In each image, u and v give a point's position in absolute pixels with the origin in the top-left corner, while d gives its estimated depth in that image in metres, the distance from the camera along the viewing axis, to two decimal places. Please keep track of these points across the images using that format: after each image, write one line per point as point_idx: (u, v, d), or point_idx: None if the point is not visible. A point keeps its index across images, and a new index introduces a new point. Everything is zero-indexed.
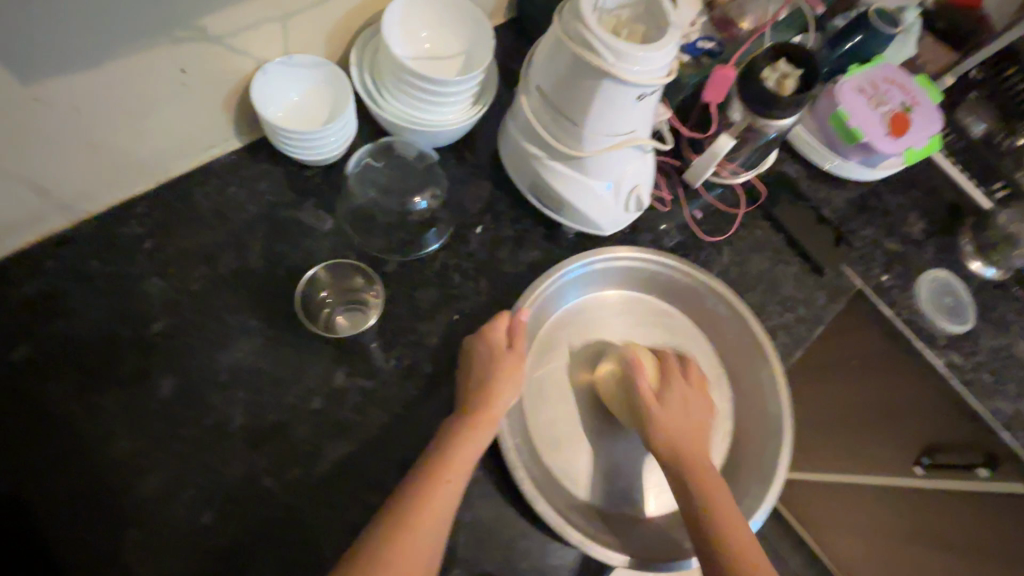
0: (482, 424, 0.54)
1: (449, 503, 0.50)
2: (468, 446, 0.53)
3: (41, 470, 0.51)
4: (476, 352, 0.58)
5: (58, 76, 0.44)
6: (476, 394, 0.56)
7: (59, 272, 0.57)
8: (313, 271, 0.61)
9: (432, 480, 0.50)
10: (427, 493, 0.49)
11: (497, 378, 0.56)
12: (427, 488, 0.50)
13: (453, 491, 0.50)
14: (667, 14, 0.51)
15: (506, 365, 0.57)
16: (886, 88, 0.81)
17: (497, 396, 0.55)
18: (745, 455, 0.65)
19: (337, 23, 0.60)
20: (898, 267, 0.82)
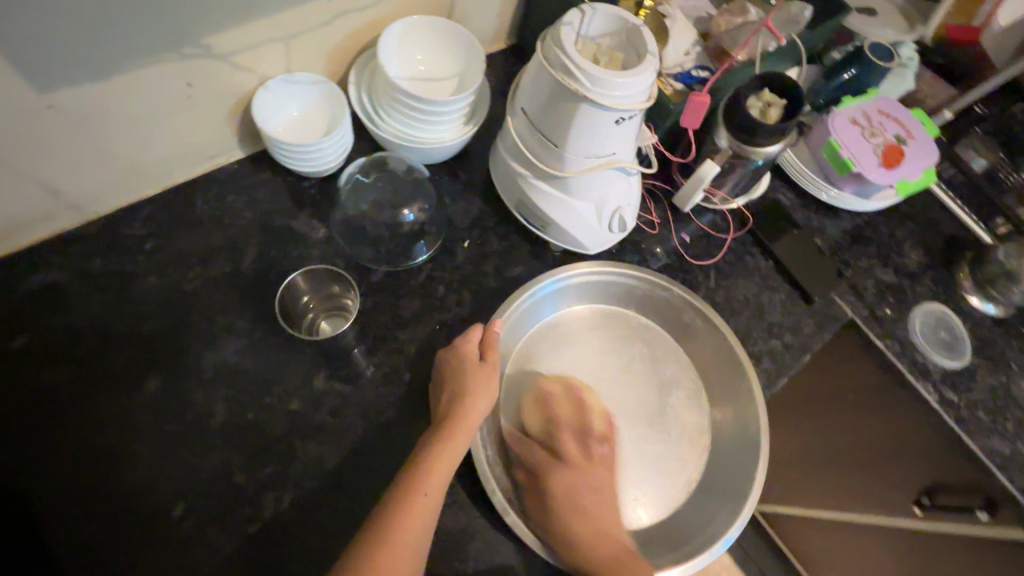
0: (455, 435, 0.55)
1: (426, 514, 0.51)
2: (441, 456, 0.53)
3: (28, 454, 0.54)
4: (449, 362, 0.59)
5: (72, 86, 0.48)
6: (448, 406, 0.56)
7: (63, 266, 0.60)
8: (292, 277, 0.63)
9: (407, 493, 0.51)
10: (402, 506, 0.50)
11: (468, 388, 0.57)
12: (401, 502, 0.50)
13: (429, 502, 0.51)
14: (647, 43, 0.53)
15: (475, 377, 0.58)
16: (880, 120, 0.81)
17: (468, 406, 0.56)
18: (725, 472, 0.64)
19: (339, 44, 0.64)
20: (892, 298, 0.81)
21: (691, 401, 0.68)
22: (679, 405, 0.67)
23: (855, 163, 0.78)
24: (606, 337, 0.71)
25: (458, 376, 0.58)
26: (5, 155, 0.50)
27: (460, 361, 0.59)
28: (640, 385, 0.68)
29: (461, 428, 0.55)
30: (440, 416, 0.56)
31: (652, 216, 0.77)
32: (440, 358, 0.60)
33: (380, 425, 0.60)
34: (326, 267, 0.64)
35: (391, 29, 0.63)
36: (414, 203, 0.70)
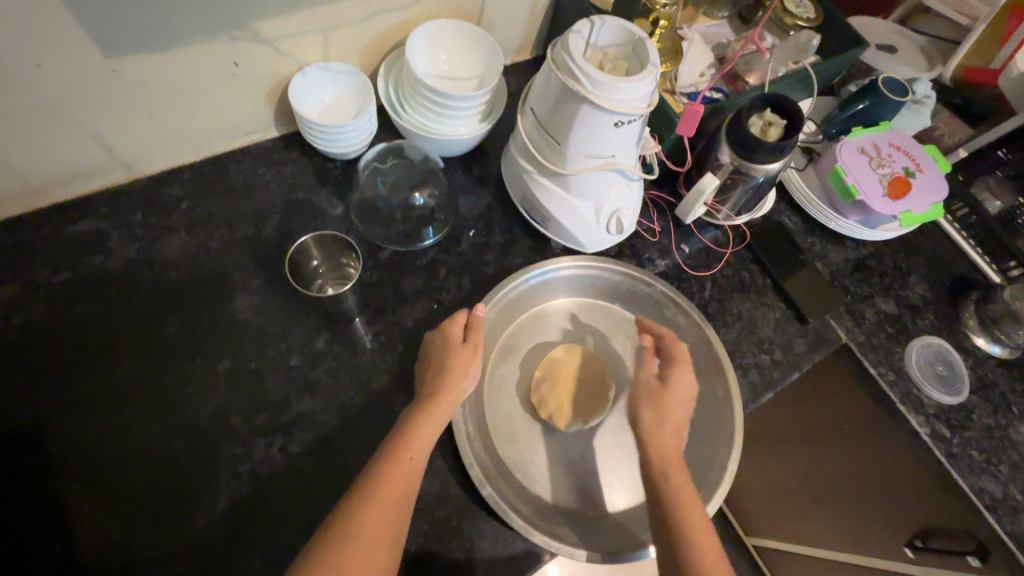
0: (440, 409, 0.57)
1: (411, 479, 0.53)
2: (428, 427, 0.56)
3: (57, 377, 0.60)
4: (435, 338, 0.63)
5: (133, 54, 0.55)
6: (432, 382, 0.59)
7: (108, 216, 0.67)
8: (303, 239, 0.69)
9: (394, 460, 0.52)
10: (390, 470, 0.52)
11: (453, 365, 0.60)
12: (388, 467, 0.52)
13: (415, 470, 0.53)
14: (650, 54, 0.57)
15: (461, 356, 0.61)
16: (889, 152, 0.82)
17: (451, 382, 0.59)
18: (700, 465, 0.66)
19: (373, 41, 0.70)
20: (890, 328, 0.81)
21: None
22: None
23: (860, 191, 0.79)
24: (589, 329, 0.74)
25: (445, 354, 0.61)
26: (69, 109, 0.57)
27: (444, 339, 0.62)
28: (620, 377, 0.72)
29: (448, 403, 0.58)
30: (425, 392, 0.58)
31: (654, 225, 0.80)
32: (427, 337, 0.64)
33: (371, 390, 0.64)
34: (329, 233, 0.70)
35: (419, 30, 0.69)
36: (426, 190, 0.75)
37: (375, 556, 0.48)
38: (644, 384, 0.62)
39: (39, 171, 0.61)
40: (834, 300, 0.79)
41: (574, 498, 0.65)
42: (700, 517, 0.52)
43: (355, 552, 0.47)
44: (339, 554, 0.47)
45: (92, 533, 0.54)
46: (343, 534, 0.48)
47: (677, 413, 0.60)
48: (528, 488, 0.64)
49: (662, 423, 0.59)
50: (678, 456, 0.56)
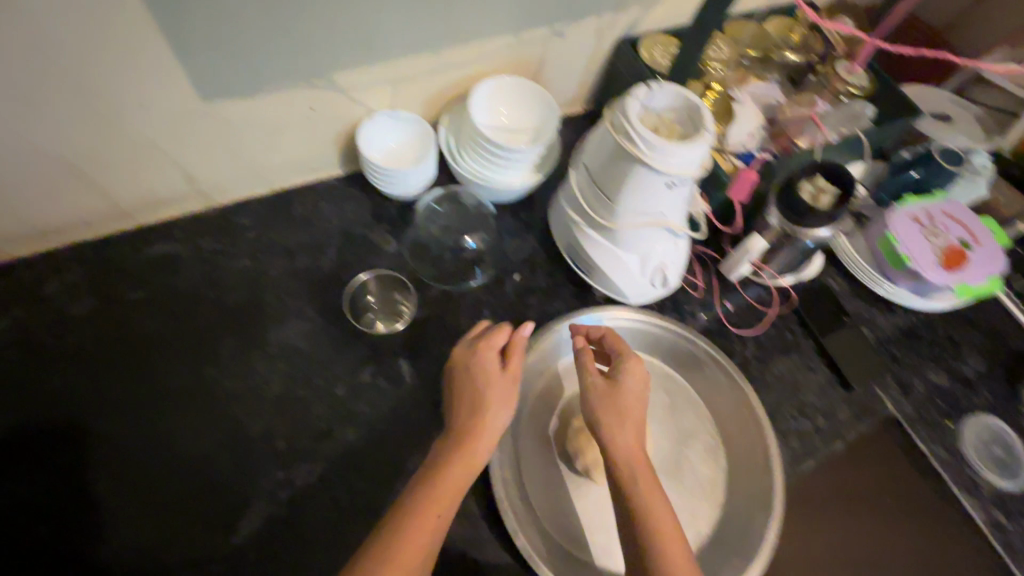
0: (475, 449, 0.56)
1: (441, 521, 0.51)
2: (462, 466, 0.55)
3: (122, 389, 0.64)
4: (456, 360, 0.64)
5: (225, 98, 0.60)
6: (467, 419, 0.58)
7: (181, 241, 0.72)
8: (363, 275, 0.73)
9: (423, 503, 0.52)
10: (421, 513, 0.51)
11: (485, 403, 0.59)
12: (421, 511, 0.51)
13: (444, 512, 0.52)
14: (705, 122, 0.59)
15: (493, 389, 0.60)
16: (943, 221, 0.80)
17: (486, 420, 0.58)
18: (734, 530, 0.65)
19: (438, 92, 0.74)
20: (942, 403, 0.78)
21: (708, 456, 0.69)
22: (695, 457, 0.69)
23: (912, 259, 0.78)
24: None
25: (479, 386, 0.61)
26: (163, 144, 0.62)
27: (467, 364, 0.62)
28: (659, 434, 0.69)
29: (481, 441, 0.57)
30: (460, 430, 0.58)
31: (697, 279, 0.80)
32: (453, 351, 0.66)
33: (409, 425, 0.65)
34: (387, 269, 0.74)
35: (483, 84, 0.73)
36: (476, 234, 0.79)
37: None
38: (599, 385, 0.59)
39: (129, 198, 0.67)
40: (881, 369, 0.77)
41: (604, 553, 0.64)
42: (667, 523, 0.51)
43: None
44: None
45: (142, 544, 0.58)
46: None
47: (622, 441, 0.55)
48: (558, 538, 0.63)
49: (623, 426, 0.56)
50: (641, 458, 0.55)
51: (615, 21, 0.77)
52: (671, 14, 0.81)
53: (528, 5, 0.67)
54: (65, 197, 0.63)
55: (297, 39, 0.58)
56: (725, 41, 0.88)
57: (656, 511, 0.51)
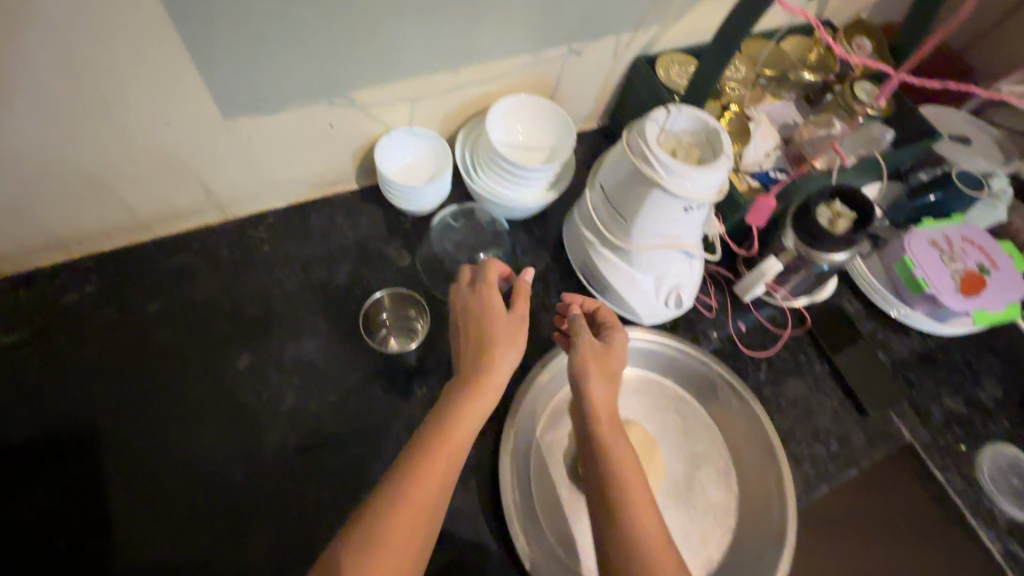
0: (480, 393, 0.55)
1: (447, 474, 0.51)
2: (468, 414, 0.54)
3: (137, 400, 0.65)
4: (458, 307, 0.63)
5: (245, 115, 0.61)
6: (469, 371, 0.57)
7: (198, 253, 0.72)
8: (379, 293, 0.73)
9: (436, 440, 0.51)
10: (434, 454, 0.51)
11: (487, 355, 0.57)
12: (436, 452, 0.51)
13: (449, 463, 0.51)
14: (723, 146, 0.59)
15: (493, 340, 0.59)
16: (962, 246, 0.79)
17: (487, 372, 0.56)
18: (745, 557, 0.64)
19: (454, 109, 0.75)
20: (957, 430, 0.77)
21: (720, 480, 0.68)
22: (708, 481, 0.68)
23: (930, 284, 0.77)
24: (642, 404, 0.72)
25: (477, 337, 0.59)
26: (183, 159, 0.63)
27: (465, 313, 0.62)
28: (670, 457, 0.69)
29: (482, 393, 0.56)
30: (464, 382, 0.57)
31: (710, 300, 0.80)
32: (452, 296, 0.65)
33: None
34: (402, 287, 0.74)
35: (500, 103, 0.74)
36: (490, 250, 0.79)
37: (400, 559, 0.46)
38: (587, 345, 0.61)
39: (149, 210, 0.68)
40: (896, 394, 0.76)
41: None
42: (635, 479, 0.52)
43: (382, 550, 0.46)
44: (368, 551, 0.45)
45: (153, 557, 0.58)
46: (370, 530, 0.46)
47: (603, 405, 0.57)
48: (568, 561, 0.63)
49: (604, 387, 0.58)
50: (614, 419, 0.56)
51: (633, 41, 0.77)
52: (688, 33, 0.81)
53: (547, 25, 0.68)
54: (86, 208, 0.64)
55: (318, 58, 0.58)
56: (743, 60, 0.88)
57: (624, 463, 0.53)
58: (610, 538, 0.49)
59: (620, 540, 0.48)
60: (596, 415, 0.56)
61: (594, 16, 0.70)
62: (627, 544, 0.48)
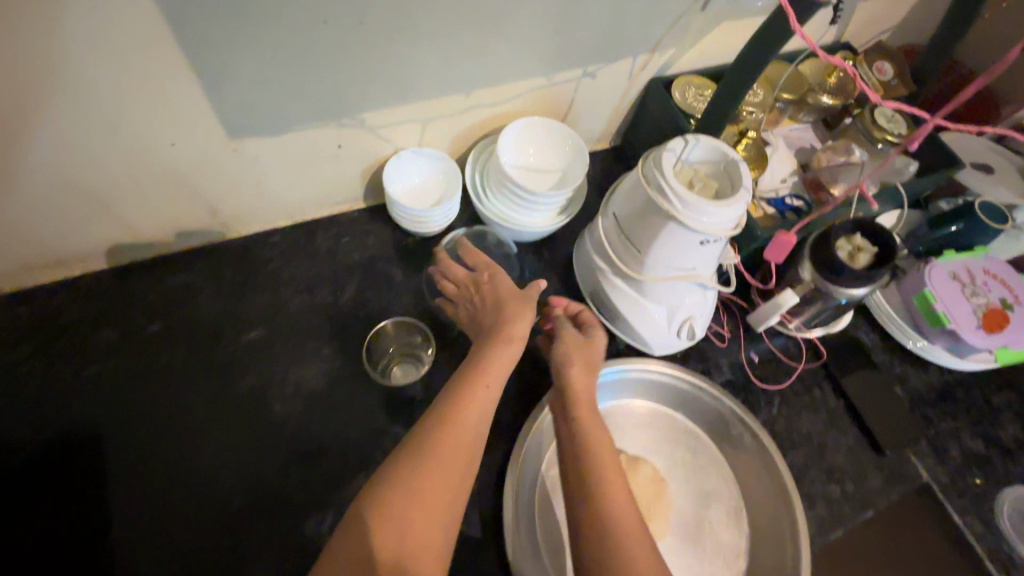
0: (504, 346, 0.59)
1: (483, 408, 0.54)
2: (495, 365, 0.57)
3: (136, 423, 0.63)
4: (453, 291, 0.68)
5: (252, 136, 0.60)
6: (493, 326, 0.62)
7: (202, 272, 0.71)
8: (379, 328, 0.71)
9: (467, 386, 0.55)
10: (467, 395, 0.54)
11: (507, 309, 0.62)
12: (468, 396, 0.54)
13: (486, 397, 0.55)
14: (742, 178, 0.57)
15: (510, 300, 0.64)
16: (984, 280, 0.77)
17: (511, 323, 0.61)
18: None
19: (465, 130, 0.73)
20: (977, 471, 0.74)
21: (731, 518, 0.66)
22: (718, 520, 0.66)
23: (951, 319, 0.74)
24: (652, 438, 0.71)
25: (494, 300, 0.64)
26: (188, 179, 0.62)
27: (472, 286, 0.67)
28: (680, 495, 0.67)
29: (513, 341, 0.60)
30: (489, 334, 0.61)
31: (723, 329, 0.78)
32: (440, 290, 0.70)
33: None
34: (399, 320, 0.72)
35: (512, 125, 0.72)
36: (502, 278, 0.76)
37: (448, 475, 0.49)
38: (572, 338, 0.65)
39: (152, 228, 0.66)
40: (914, 432, 0.74)
41: None
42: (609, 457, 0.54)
43: (430, 465, 0.48)
44: (416, 467, 0.48)
45: None
46: (414, 451, 0.49)
47: (583, 388, 0.60)
48: None
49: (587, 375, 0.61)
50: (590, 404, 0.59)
51: (649, 63, 0.75)
52: (705, 56, 0.79)
53: (562, 47, 0.66)
54: (89, 225, 0.63)
55: (328, 80, 0.57)
56: (761, 83, 0.84)
57: (599, 440, 0.55)
58: (581, 512, 0.50)
59: (588, 512, 0.50)
60: (574, 397, 0.59)
61: (610, 39, 0.68)
62: (598, 516, 0.49)
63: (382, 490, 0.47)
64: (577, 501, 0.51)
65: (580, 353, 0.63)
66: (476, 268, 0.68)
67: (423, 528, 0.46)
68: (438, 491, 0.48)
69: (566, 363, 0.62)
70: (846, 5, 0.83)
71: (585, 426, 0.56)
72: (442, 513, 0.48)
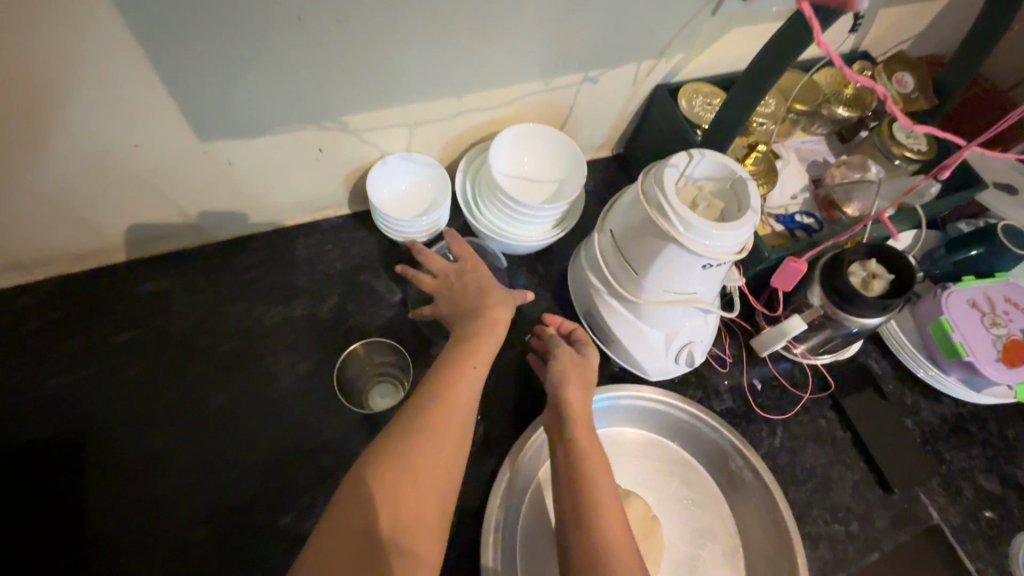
0: (489, 327, 0.55)
1: (472, 394, 0.49)
2: (484, 346, 0.53)
3: (94, 441, 0.59)
4: (431, 283, 0.63)
5: (225, 138, 0.56)
6: (472, 308, 0.57)
7: (175, 279, 0.67)
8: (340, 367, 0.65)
9: (456, 363, 0.51)
10: (457, 372, 0.50)
11: (490, 293, 0.58)
12: (456, 374, 0.50)
13: (474, 381, 0.50)
14: (750, 197, 0.53)
15: (491, 285, 0.59)
16: (1005, 309, 0.72)
17: (493, 307, 0.57)
18: None
19: (457, 135, 0.69)
20: (991, 513, 0.70)
21: (726, 559, 0.63)
22: (712, 560, 0.63)
23: (969, 350, 0.69)
24: (643, 469, 0.67)
25: (477, 284, 0.60)
26: (158, 181, 0.58)
27: (453, 274, 0.62)
28: (672, 532, 0.64)
29: (495, 321, 0.56)
30: (473, 320, 0.56)
31: (724, 353, 0.73)
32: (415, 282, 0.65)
33: None
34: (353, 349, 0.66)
35: (506, 133, 0.68)
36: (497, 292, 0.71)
37: (438, 464, 0.44)
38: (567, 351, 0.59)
39: (119, 231, 0.63)
40: (927, 470, 0.69)
41: None
42: (605, 481, 0.49)
43: (418, 455, 0.43)
44: (406, 456, 0.43)
45: None
46: (402, 438, 0.44)
47: (581, 407, 0.55)
48: None
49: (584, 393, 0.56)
50: (584, 421, 0.54)
51: (654, 69, 0.71)
52: (715, 63, 0.75)
53: (561, 52, 0.62)
54: (50, 228, 0.59)
55: (308, 82, 0.53)
56: (773, 93, 0.79)
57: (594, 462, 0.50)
58: (575, 553, 0.45)
59: (584, 554, 0.44)
60: (573, 418, 0.53)
61: (613, 44, 0.64)
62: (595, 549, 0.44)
63: (366, 480, 0.42)
64: (572, 539, 0.46)
65: (576, 368, 0.58)
66: (460, 256, 0.63)
67: (413, 518, 0.42)
68: (432, 473, 0.44)
69: (564, 380, 0.56)
70: (867, 12, 0.78)
71: (585, 451, 0.51)
72: (434, 503, 0.43)
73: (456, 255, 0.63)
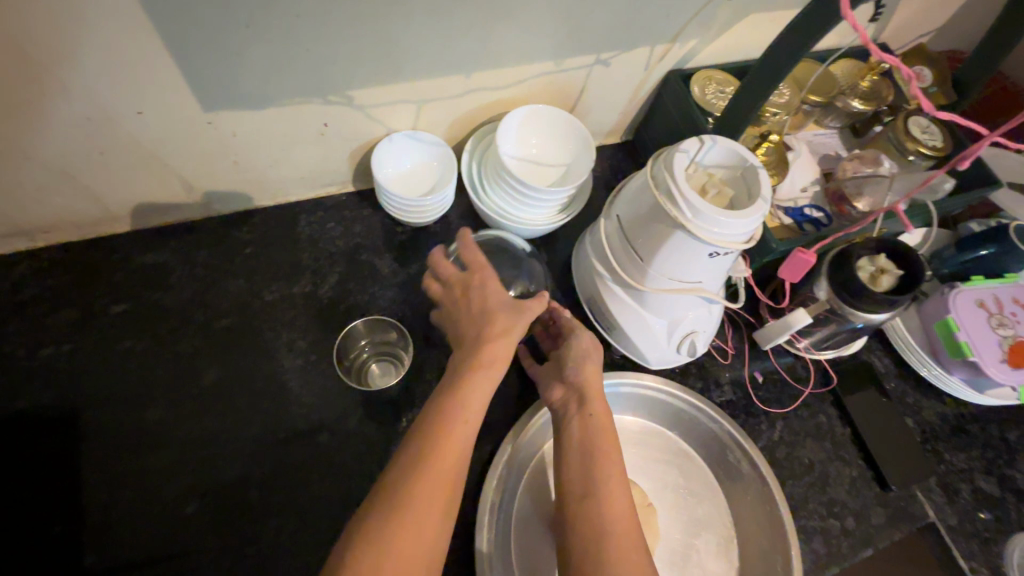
0: (490, 358, 0.53)
1: (468, 435, 0.48)
2: (486, 376, 0.52)
3: (90, 410, 0.59)
4: (438, 291, 0.62)
5: (228, 110, 0.55)
6: (478, 327, 0.56)
7: (175, 251, 0.67)
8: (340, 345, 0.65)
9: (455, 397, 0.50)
10: (451, 411, 0.48)
11: (500, 315, 0.56)
12: (453, 412, 0.49)
13: (472, 425, 0.49)
14: (760, 187, 0.52)
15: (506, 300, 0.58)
16: (1013, 310, 0.70)
17: (501, 329, 0.55)
18: None
19: (464, 115, 0.68)
20: (987, 515, 0.69)
21: (720, 551, 0.63)
22: (706, 550, 0.63)
23: (972, 350, 0.68)
24: (641, 457, 0.67)
25: (481, 306, 0.57)
26: (160, 152, 0.57)
27: (457, 287, 0.60)
28: (667, 520, 0.64)
29: (493, 342, 0.54)
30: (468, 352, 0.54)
31: (727, 344, 0.73)
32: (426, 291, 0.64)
33: None
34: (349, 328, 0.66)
35: (514, 113, 0.67)
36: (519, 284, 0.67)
37: (433, 510, 0.43)
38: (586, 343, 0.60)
39: (119, 201, 0.62)
40: (926, 469, 0.69)
41: None
42: (619, 474, 0.50)
43: (415, 504, 0.43)
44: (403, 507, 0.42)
45: None
46: (400, 483, 0.44)
47: (601, 399, 0.56)
48: None
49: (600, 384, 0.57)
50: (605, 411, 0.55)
51: (668, 53, 0.69)
52: (729, 49, 0.73)
53: (572, 32, 0.61)
54: (50, 196, 0.58)
55: (313, 55, 0.52)
56: (788, 83, 0.78)
57: (609, 450, 0.51)
58: (579, 527, 0.47)
59: (587, 515, 0.47)
60: (590, 395, 0.56)
61: (626, 26, 0.62)
62: (601, 530, 0.46)
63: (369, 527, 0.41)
64: (576, 505, 0.48)
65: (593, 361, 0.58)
66: (469, 267, 0.60)
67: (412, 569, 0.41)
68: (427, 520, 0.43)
69: (584, 359, 0.58)
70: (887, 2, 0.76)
71: (598, 426, 0.53)
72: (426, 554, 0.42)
73: (466, 263, 0.61)
